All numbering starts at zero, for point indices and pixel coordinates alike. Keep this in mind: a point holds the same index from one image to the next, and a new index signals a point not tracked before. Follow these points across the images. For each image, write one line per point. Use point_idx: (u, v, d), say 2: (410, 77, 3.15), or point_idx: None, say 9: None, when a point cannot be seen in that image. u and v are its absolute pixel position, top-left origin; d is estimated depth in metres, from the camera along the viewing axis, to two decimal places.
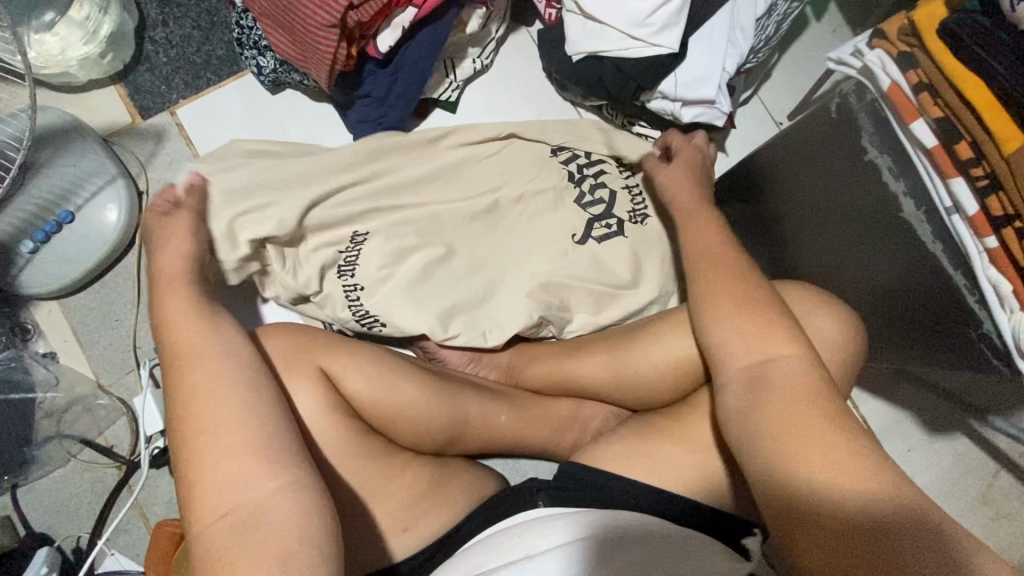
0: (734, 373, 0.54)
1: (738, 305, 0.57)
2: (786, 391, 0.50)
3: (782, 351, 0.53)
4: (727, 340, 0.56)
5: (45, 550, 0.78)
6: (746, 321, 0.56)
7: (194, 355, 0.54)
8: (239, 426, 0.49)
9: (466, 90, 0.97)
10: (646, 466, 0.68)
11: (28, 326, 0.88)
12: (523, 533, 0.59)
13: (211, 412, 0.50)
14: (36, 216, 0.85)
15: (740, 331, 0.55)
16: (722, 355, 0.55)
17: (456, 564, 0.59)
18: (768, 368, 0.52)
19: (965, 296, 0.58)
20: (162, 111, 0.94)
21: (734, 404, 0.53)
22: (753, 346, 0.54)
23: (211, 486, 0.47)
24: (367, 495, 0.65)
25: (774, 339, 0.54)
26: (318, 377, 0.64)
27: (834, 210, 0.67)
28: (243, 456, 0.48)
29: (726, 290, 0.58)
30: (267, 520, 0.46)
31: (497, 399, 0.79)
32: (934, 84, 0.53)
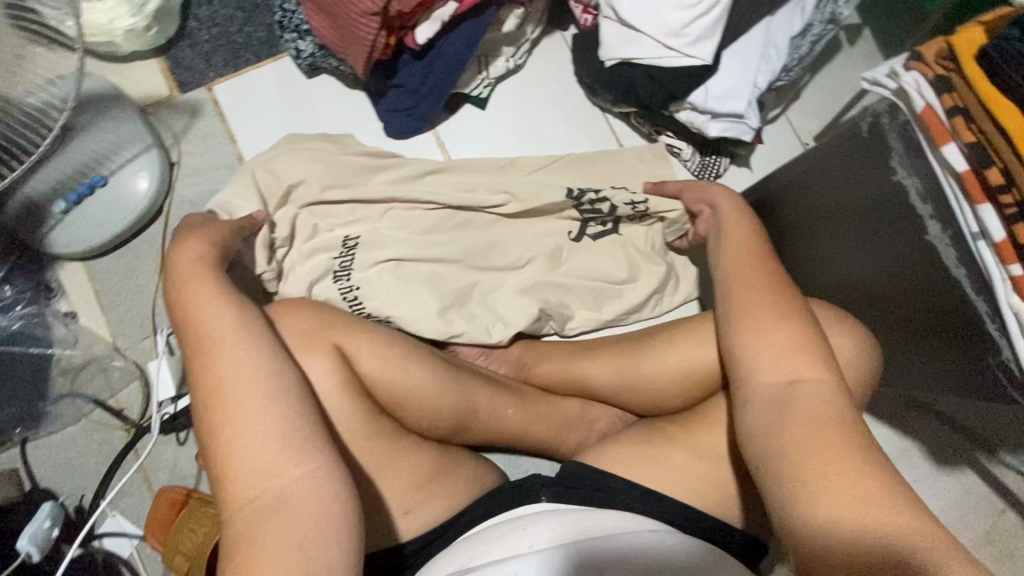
0: (760, 386, 0.55)
1: (769, 322, 0.57)
2: (808, 414, 0.50)
3: (808, 374, 0.53)
4: (756, 359, 0.56)
5: (48, 505, 0.78)
6: (782, 343, 0.55)
7: (224, 339, 0.56)
8: (266, 418, 0.51)
9: (497, 88, 0.99)
10: (650, 472, 0.68)
11: (52, 284, 0.89)
12: (530, 524, 0.59)
13: (250, 397, 0.52)
14: (71, 178, 0.87)
15: (772, 353, 0.55)
16: (749, 374, 0.56)
17: (460, 547, 0.60)
18: (795, 391, 0.53)
19: (986, 322, 0.57)
20: (199, 86, 0.96)
21: (757, 422, 0.53)
22: (782, 366, 0.54)
23: (244, 472, 0.49)
24: (371, 476, 0.65)
25: (801, 360, 0.54)
26: (333, 354, 0.65)
27: (857, 229, 0.68)
28: (275, 443, 0.50)
29: (760, 312, 0.58)
30: (288, 508, 0.48)
31: (506, 392, 0.79)
32: (968, 109, 0.53)
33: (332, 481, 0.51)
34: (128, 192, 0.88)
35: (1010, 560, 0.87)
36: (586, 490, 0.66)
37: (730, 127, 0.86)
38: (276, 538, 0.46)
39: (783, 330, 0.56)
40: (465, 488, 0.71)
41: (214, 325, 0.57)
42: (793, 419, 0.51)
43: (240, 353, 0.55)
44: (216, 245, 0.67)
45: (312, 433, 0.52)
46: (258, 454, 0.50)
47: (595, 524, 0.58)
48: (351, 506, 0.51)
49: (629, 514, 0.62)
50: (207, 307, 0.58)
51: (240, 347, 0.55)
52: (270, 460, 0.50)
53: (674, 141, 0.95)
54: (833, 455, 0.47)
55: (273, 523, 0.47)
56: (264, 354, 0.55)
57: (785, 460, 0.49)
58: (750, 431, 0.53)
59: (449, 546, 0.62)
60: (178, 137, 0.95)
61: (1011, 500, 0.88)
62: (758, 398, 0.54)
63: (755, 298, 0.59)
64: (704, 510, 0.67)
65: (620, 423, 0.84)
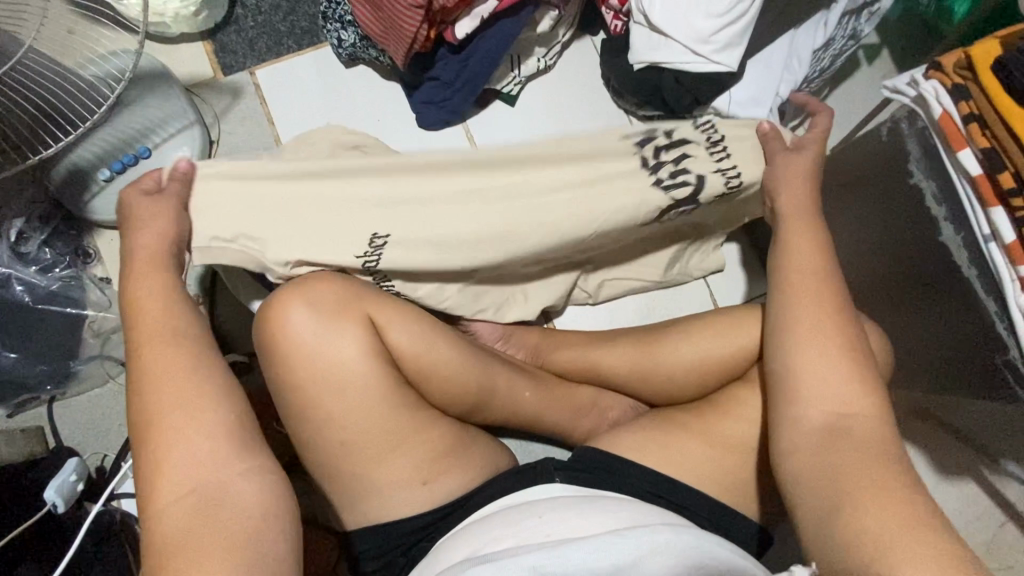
0: (813, 413, 0.58)
1: (827, 350, 0.60)
2: (858, 447, 0.54)
3: (859, 410, 0.57)
4: (814, 405, 0.58)
5: (74, 460, 0.81)
6: (844, 389, 0.58)
7: (155, 335, 0.58)
8: (199, 418, 0.53)
9: (528, 85, 1.03)
10: (662, 456, 0.70)
11: (90, 251, 0.92)
12: (546, 513, 0.60)
13: (179, 398, 0.54)
14: (116, 147, 0.90)
15: (827, 385, 0.59)
16: (802, 400, 0.59)
17: (477, 531, 0.61)
18: (846, 423, 0.56)
19: (994, 321, 0.60)
20: (242, 70, 1.01)
21: (806, 446, 0.57)
22: (839, 402, 0.58)
23: (180, 470, 0.51)
24: (393, 446, 0.67)
25: (854, 398, 0.58)
26: (366, 324, 0.68)
27: (880, 235, 0.71)
28: (207, 437, 0.53)
29: (822, 355, 0.60)
30: (225, 503, 0.50)
31: (524, 375, 0.82)
32: (983, 116, 0.57)
33: (261, 480, 0.53)
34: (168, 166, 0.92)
35: (1007, 572, 0.88)
36: (600, 472, 0.68)
37: None
38: (213, 532, 0.48)
39: (836, 361, 0.59)
40: (482, 465, 0.72)
41: (155, 326, 0.59)
42: (845, 449, 0.54)
43: (166, 354, 0.57)
44: (176, 244, 0.67)
45: (245, 430, 0.55)
46: (198, 452, 0.52)
47: (607, 514, 0.59)
48: (285, 503, 0.53)
49: (641, 503, 0.63)
50: (148, 303, 0.61)
51: (171, 347, 0.57)
52: (194, 458, 0.52)
53: None
54: (888, 487, 0.51)
55: (188, 511, 0.49)
56: (201, 351, 0.58)
57: (827, 501, 0.52)
58: (793, 466, 0.56)
59: (463, 527, 0.63)
60: (218, 117, 0.99)
61: (1012, 513, 0.89)
62: (807, 431, 0.57)
63: (813, 337, 0.61)
64: (714, 496, 0.68)
65: (631, 413, 0.86)
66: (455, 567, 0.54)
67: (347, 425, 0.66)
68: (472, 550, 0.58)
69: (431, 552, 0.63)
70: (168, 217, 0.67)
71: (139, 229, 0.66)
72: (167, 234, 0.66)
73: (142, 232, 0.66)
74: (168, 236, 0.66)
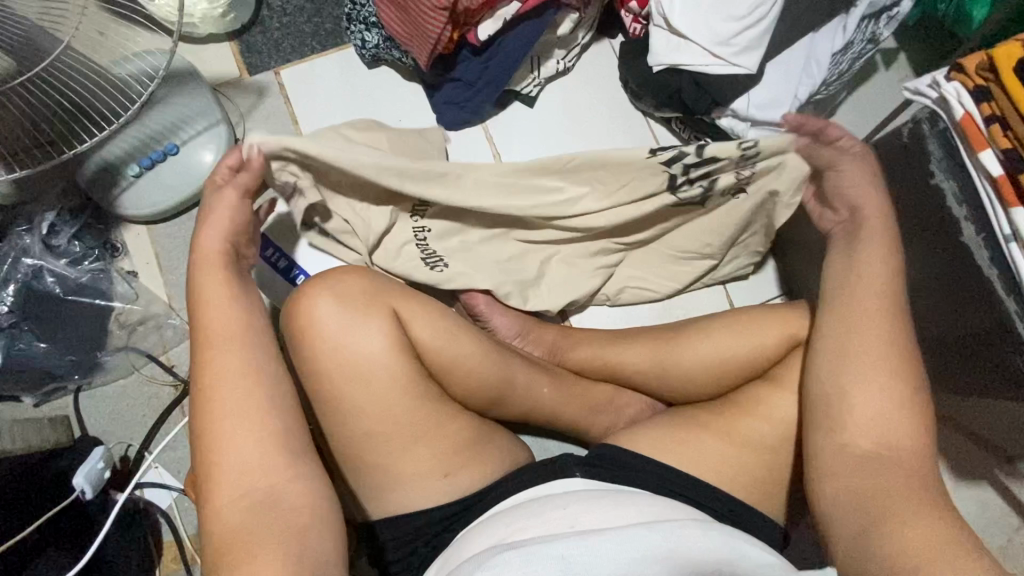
0: (858, 441, 0.59)
1: (881, 379, 0.59)
2: (898, 478, 0.56)
3: (903, 442, 0.58)
4: (863, 418, 0.59)
5: (101, 449, 0.82)
6: (892, 420, 0.59)
7: (213, 339, 0.58)
8: (253, 425, 0.55)
9: (547, 87, 1.04)
10: (681, 453, 0.70)
11: (117, 244, 0.94)
12: (570, 505, 0.60)
13: (232, 403, 0.55)
14: (145, 145, 0.92)
15: (876, 413, 0.59)
16: (846, 425, 0.59)
17: (500, 520, 0.62)
18: (891, 454, 0.57)
19: (1015, 322, 0.60)
20: (267, 70, 1.03)
21: (843, 468, 0.58)
22: (885, 432, 0.58)
23: (230, 473, 0.53)
24: (415, 437, 0.68)
25: (901, 429, 0.58)
26: (390, 317, 0.69)
27: (912, 248, 0.70)
28: (260, 445, 0.54)
29: (874, 368, 0.60)
30: (278, 510, 0.52)
31: (542, 371, 0.83)
32: (1005, 118, 0.57)
33: (309, 485, 0.55)
34: (194, 163, 0.94)
35: None
36: (619, 468, 0.68)
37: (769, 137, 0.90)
38: (266, 539, 0.50)
39: (889, 391, 0.59)
40: (502, 459, 0.73)
41: (215, 328, 0.59)
42: (884, 477, 0.56)
43: (225, 358, 0.57)
44: (244, 234, 0.66)
45: (294, 438, 0.56)
46: (252, 459, 0.54)
47: (628, 508, 0.60)
48: (331, 514, 0.55)
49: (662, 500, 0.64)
50: (213, 299, 0.60)
51: (232, 348, 0.58)
52: (248, 463, 0.54)
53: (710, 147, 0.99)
54: (918, 512, 0.53)
55: (251, 514, 0.51)
56: (250, 353, 0.58)
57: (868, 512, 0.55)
58: (830, 488, 0.58)
59: (485, 519, 0.64)
60: (243, 116, 1.02)
61: None
62: (849, 456, 0.58)
63: (873, 356, 0.60)
64: (733, 493, 0.69)
65: (648, 411, 0.87)
66: (480, 554, 0.55)
67: (372, 416, 0.67)
68: (496, 539, 0.59)
69: (454, 542, 0.64)
70: (230, 215, 0.64)
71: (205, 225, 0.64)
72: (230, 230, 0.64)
73: (207, 228, 0.64)
74: (233, 236, 0.65)
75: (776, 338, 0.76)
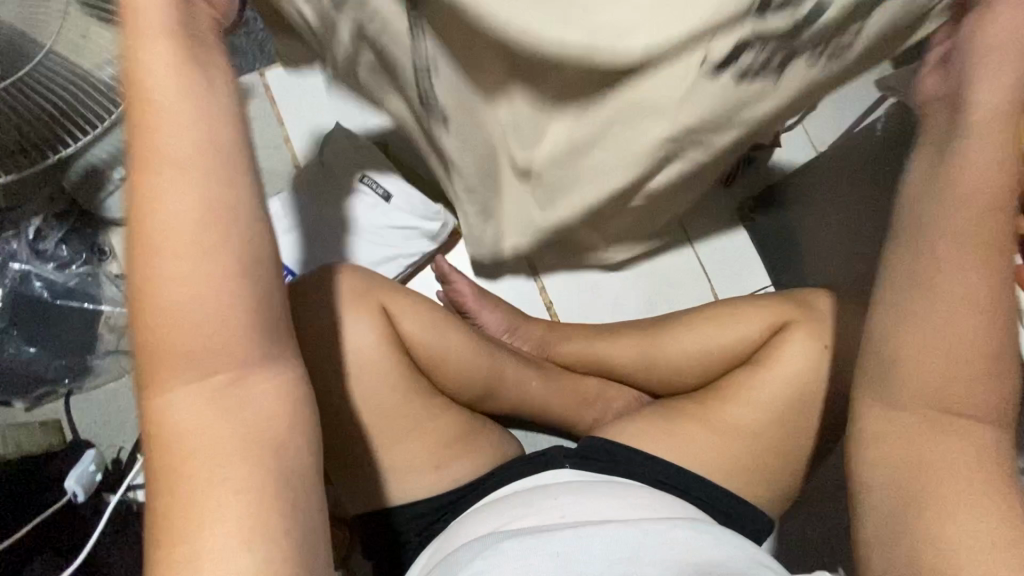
0: (913, 406, 0.48)
1: (961, 342, 0.47)
2: (960, 452, 0.46)
3: (966, 416, 0.47)
4: (927, 338, 0.47)
5: (93, 451, 0.82)
6: (966, 390, 0.47)
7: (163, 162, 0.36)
8: (202, 292, 0.36)
9: None
10: (668, 443, 0.72)
11: (105, 249, 0.93)
12: (561, 496, 0.62)
13: (188, 252, 0.36)
14: None
15: (942, 375, 0.47)
16: (911, 381, 0.48)
17: (491, 512, 0.63)
18: (954, 424, 0.47)
19: None
20: (252, 71, 1.03)
21: (905, 436, 0.48)
22: (945, 400, 0.47)
23: (167, 416, 0.37)
24: (405, 433, 0.69)
25: (973, 400, 0.47)
26: (378, 313, 0.69)
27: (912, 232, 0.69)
28: (224, 381, 0.37)
29: (948, 298, 0.47)
30: (217, 490, 0.36)
31: (531, 365, 0.84)
32: None
33: (286, 385, 0.40)
34: None
35: None
36: (607, 459, 0.70)
37: None
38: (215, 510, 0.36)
39: (969, 352, 0.47)
40: (492, 452, 0.74)
41: (164, 160, 0.36)
42: (934, 446, 0.47)
43: (180, 191, 0.36)
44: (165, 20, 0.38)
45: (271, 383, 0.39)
46: (197, 403, 0.37)
47: (617, 500, 0.61)
48: (300, 511, 0.38)
49: (649, 491, 0.65)
50: (164, 122, 0.36)
51: (167, 217, 0.36)
52: (190, 355, 0.37)
53: None
54: (966, 495, 0.45)
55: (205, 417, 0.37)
56: (216, 191, 0.37)
57: (905, 482, 0.48)
58: (880, 460, 0.50)
59: (476, 509, 0.65)
60: None
61: None
62: (900, 420, 0.49)
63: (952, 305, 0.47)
64: (718, 481, 0.70)
65: (636, 404, 0.88)
66: (473, 545, 0.56)
67: (362, 413, 0.68)
68: (488, 530, 0.60)
69: (446, 533, 0.65)
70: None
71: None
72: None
73: None
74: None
75: (758, 328, 0.78)
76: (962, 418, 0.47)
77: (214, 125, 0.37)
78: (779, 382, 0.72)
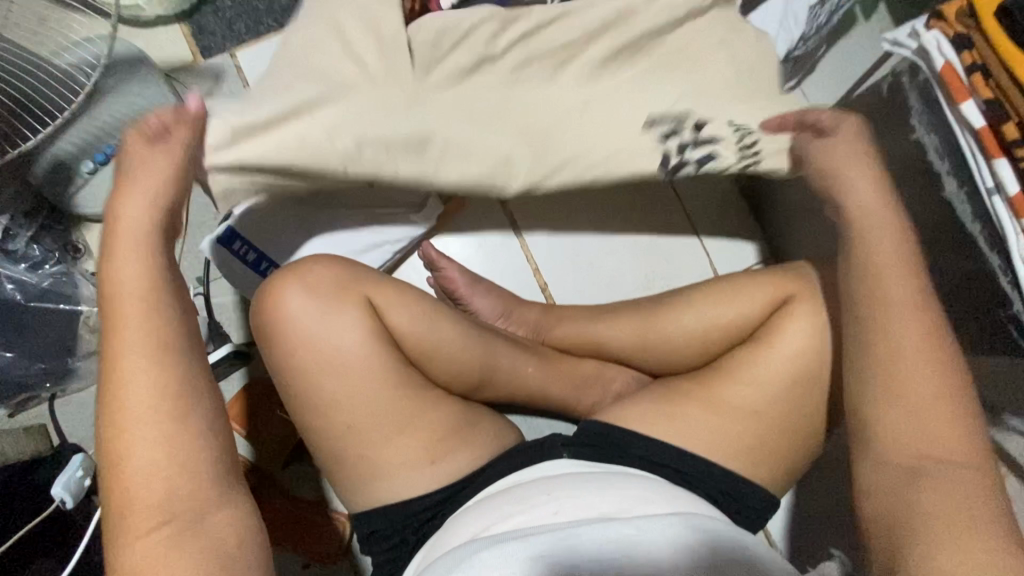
0: (896, 454, 0.57)
1: (926, 388, 0.57)
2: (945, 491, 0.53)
3: (950, 456, 0.55)
4: (900, 398, 0.57)
5: (80, 457, 0.80)
6: (940, 432, 0.56)
7: (122, 348, 0.52)
8: (160, 450, 0.50)
9: None
10: (668, 425, 0.70)
11: (79, 246, 0.90)
12: (554, 491, 0.60)
13: (146, 427, 0.50)
14: (98, 140, 0.88)
15: (918, 423, 0.56)
16: (888, 437, 0.57)
17: (485, 508, 0.61)
18: (931, 467, 0.55)
19: (999, 276, 0.59)
20: (222, 52, 0.98)
21: (887, 481, 0.56)
22: (925, 440, 0.56)
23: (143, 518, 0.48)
24: (398, 428, 0.66)
25: (946, 439, 0.55)
26: (365, 305, 0.67)
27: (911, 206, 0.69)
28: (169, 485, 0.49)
29: (907, 353, 0.58)
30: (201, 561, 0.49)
31: (526, 350, 0.81)
32: (986, 65, 0.56)
33: (234, 514, 0.52)
34: None
35: None
36: (606, 445, 0.68)
37: None
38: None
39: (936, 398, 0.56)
40: (489, 442, 0.72)
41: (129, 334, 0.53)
42: (925, 490, 0.53)
43: (136, 380, 0.51)
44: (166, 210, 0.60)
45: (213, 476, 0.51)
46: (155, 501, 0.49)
47: (612, 492, 0.60)
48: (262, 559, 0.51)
49: (651, 480, 0.63)
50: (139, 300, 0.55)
51: (134, 373, 0.51)
52: (141, 471, 0.49)
53: None
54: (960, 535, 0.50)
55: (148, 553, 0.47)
56: (170, 369, 0.52)
57: (891, 515, 0.55)
58: (872, 505, 0.57)
59: (470, 507, 0.64)
60: None
61: None
62: (888, 465, 0.57)
63: (913, 359, 0.57)
64: (721, 462, 0.69)
65: (635, 384, 0.86)
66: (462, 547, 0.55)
67: (351, 407, 0.65)
68: (482, 528, 0.59)
69: (443, 530, 0.63)
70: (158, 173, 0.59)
71: (123, 195, 0.59)
72: (152, 209, 0.59)
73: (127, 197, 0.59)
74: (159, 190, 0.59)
75: (759, 303, 0.75)
76: (941, 467, 0.54)
77: (167, 319, 0.55)
78: (781, 358, 0.70)
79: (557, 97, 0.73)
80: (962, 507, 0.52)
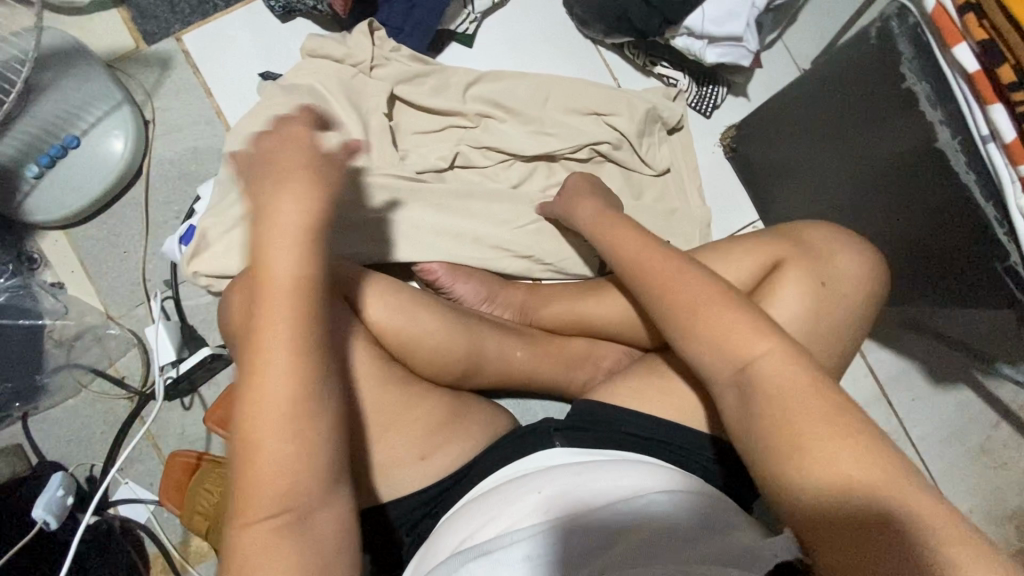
0: (722, 383, 0.53)
1: (700, 307, 0.55)
2: (778, 392, 0.50)
3: (759, 352, 0.52)
4: (702, 334, 0.54)
5: (60, 474, 0.78)
6: (745, 339, 0.53)
7: None
8: (284, 436, 0.46)
9: (484, 23, 0.96)
10: (663, 402, 0.68)
11: (34, 255, 0.86)
12: (543, 488, 0.58)
13: (282, 415, 0.46)
14: (41, 140, 0.82)
15: (712, 341, 0.54)
16: (707, 374, 0.55)
17: (475, 509, 0.59)
18: (755, 375, 0.51)
19: (994, 229, 0.57)
20: (166, 37, 0.91)
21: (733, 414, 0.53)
22: (732, 354, 0.53)
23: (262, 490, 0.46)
24: (383, 427, 0.64)
25: (746, 341, 0.53)
26: (340, 302, 0.63)
27: (880, 156, 0.67)
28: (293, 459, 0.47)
29: (677, 286, 0.58)
30: None
31: (513, 334, 0.79)
32: (980, 5, 0.52)
33: (341, 510, 0.50)
34: (102, 154, 0.84)
35: (1003, 470, 0.83)
36: (599, 426, 0.67)
37: (728, 52, 0.85)
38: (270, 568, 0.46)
39: (723, 310, 0.54)
40: (482, 430, 0.70)
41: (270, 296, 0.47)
42: (766, 404, 0.50)
43: (279, 357, 0.46)
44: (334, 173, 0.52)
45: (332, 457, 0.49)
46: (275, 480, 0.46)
47: (605, 483, 0.57)
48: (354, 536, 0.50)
49: (644, 462, 0.61)
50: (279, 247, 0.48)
51: (279, 341, 0.47)
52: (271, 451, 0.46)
53: (668, 71, 0.95)
54: (828, 434, 0.48)
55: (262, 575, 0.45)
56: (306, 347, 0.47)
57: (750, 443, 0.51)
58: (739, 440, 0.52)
59: (462, 505, 0.62)
60: (149, 93, 0.90)
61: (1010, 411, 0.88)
62: (725, 394, 0.54)
63: (683, 292, 0.57)
64: (717, 436, 0.67)
65: (627, 359, 0.84)
66: (455, 561, 0.53)
67: None
68: (472, 531, 0.57)
69: (434, 531, 0.62)
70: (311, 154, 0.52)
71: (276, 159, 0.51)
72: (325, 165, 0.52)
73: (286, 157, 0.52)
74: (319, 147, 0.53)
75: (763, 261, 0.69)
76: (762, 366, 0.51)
77: None
78: None
79: (513, 135, 0.88)
80: (801, 399, 0.49)
